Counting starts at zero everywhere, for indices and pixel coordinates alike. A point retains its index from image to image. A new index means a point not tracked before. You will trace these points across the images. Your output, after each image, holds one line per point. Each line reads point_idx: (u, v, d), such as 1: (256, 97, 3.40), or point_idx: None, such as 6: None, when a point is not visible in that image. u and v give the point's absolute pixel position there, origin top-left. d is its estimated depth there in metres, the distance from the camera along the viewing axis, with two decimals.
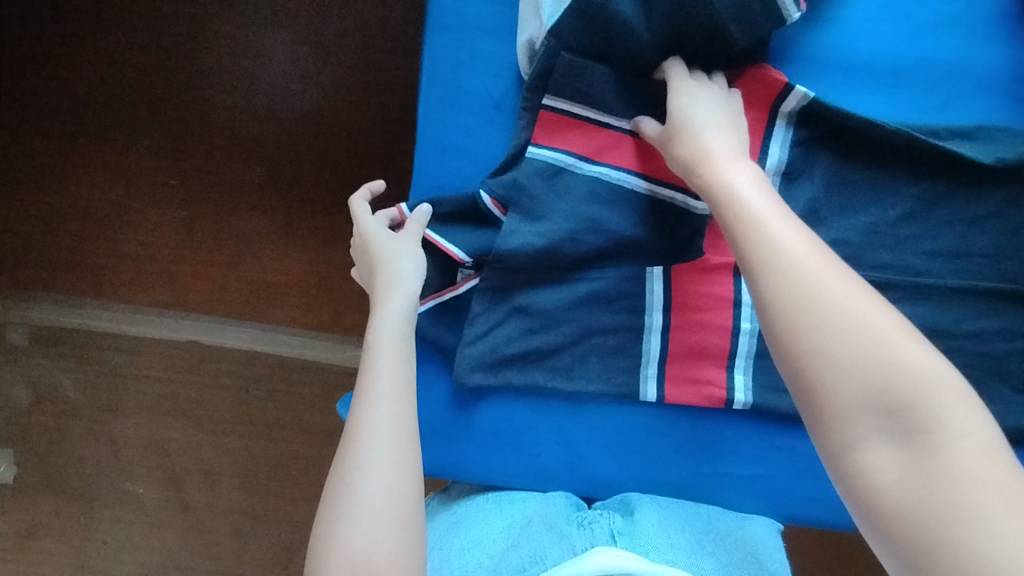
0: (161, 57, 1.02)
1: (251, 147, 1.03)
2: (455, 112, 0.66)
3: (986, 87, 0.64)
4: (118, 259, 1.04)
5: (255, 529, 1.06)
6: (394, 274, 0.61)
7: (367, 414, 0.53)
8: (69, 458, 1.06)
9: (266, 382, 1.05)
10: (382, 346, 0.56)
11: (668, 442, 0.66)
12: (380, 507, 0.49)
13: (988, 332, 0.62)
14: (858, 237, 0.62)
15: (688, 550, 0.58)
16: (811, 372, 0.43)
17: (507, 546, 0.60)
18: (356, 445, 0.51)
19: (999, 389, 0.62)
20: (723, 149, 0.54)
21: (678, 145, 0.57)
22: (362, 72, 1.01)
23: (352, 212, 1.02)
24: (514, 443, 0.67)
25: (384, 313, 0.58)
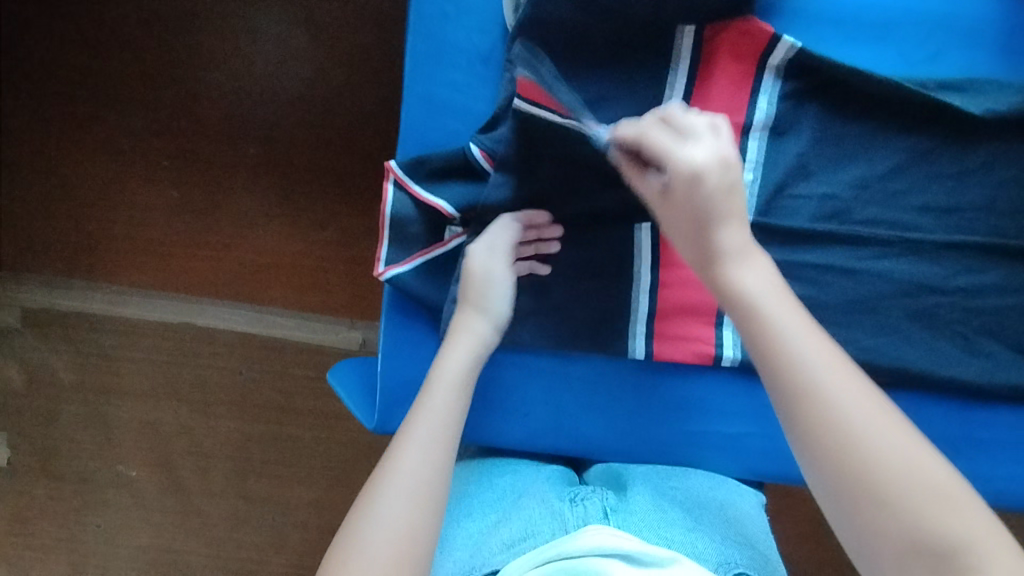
0: (152, 35, 1.02)
1: (243, 125, 1.03)
2: (441, 66, 0.65)
3: (974, 39, 0.64)
4: (112, 241, 1.04)
5: (250, 510, 1.05)
6: (464, 328, 0.60)
7: (404, 452, 0.53)
8: (62, 440, 1.06)
9: (258, 362, 1.05)
10: (437, 395, 0.56)
11: (657, 402, 0.66)
12: (400, 541, 0.48)
13: (981, 287, 0.62)
14: (848, 192, 0.62)
15: (681, 528, 0.58)
16: (855, 510, 0.44)
17: (498, 518, 0.60)
18: (388, 477, 0.51)
19: (989, 344, 0.62)
20: (734, 249, 0.49)
21: (682, 241, 0.51)
22: (351, 43, 1.01)
23: (344, 185, 1.02)
24: (504, 403, 0.67)
25: (443, 361, 0.59)
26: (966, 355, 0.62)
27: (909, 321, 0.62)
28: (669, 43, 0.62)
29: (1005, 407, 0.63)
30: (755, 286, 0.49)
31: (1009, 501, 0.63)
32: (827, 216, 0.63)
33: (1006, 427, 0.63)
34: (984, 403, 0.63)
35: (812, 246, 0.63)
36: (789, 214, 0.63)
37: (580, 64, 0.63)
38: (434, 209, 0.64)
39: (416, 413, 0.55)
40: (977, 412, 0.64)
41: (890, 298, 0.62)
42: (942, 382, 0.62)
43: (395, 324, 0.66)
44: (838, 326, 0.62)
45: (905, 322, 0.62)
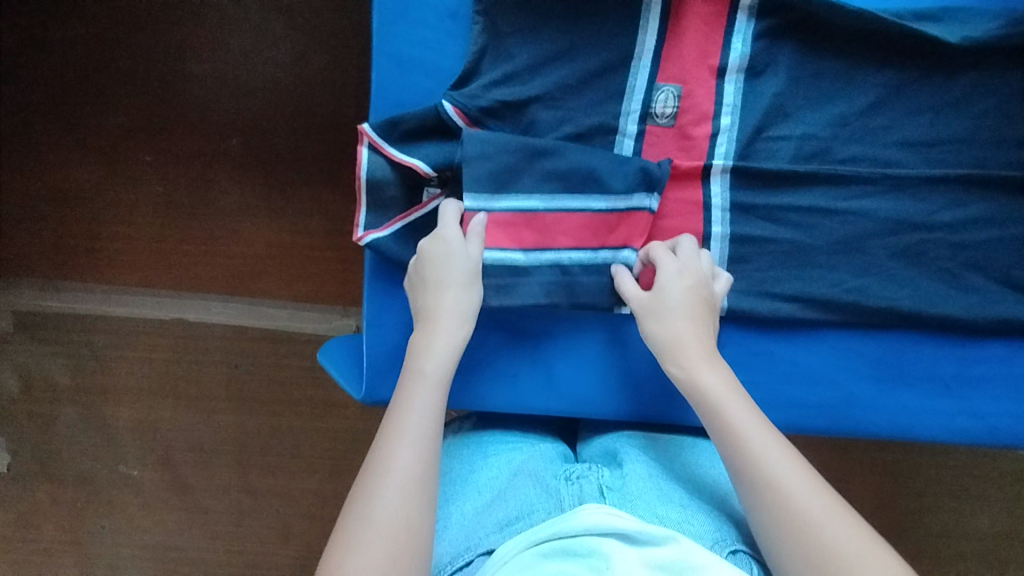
0: (125, 29, 1.01)
1: (223, 113, 1.02)
2: (410, 24, 0.64)
3: None
4: (100, 240, 1.04)
5: (253, 502, 1.05)
6: (448, 308, 0.57)
7: (391, 452, 0.51)
8: (61, 443, 1.06)
9: (252, 352, 1.04)
10: (419, 388, 0.54)
11: (648, 358, 0.66)
12: (393, 541, 0.46)
13: (965, 221, 0.61)
14: (827, 130, 0.62)
15: (677, 504, 0.57)
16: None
17: (493, 499, 0.60)
18: (379, 474, 0.50)
19: (975, 279, 0.62)
20: (699, 342, 0.56)
21: (653, 324, 0.57)
22: (326, 19, 1.00)
23: (327, 165, 1.01)
24: (494, 368, 0.66)
25: (428, 353, 0.55)
26: (953, 291, 0.62)
27: (894, 261, 0.62)
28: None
29: (996, 342, 0.63)
30: (714, 386, 0.54)
31: (1004, 437, 0.63)
32: (807, 156, 0.62)
33: (998, 364, 0.63)
34: (974, 340, 0.63)
35: (793, 188, 0.62)
36: (768, 156, 0.62)
37: (550, 14, 0.62)
38: (411, 170, 0.62)
39: (398, 408, 0.53)
40: (969, 350, 0.63)
41: (875, 238, 0.62)
42: (933, 319, 0.61)
43: (378, 290, 0.65)
44: (822, 268, 0.62)
45: (890, 262, 0.62)
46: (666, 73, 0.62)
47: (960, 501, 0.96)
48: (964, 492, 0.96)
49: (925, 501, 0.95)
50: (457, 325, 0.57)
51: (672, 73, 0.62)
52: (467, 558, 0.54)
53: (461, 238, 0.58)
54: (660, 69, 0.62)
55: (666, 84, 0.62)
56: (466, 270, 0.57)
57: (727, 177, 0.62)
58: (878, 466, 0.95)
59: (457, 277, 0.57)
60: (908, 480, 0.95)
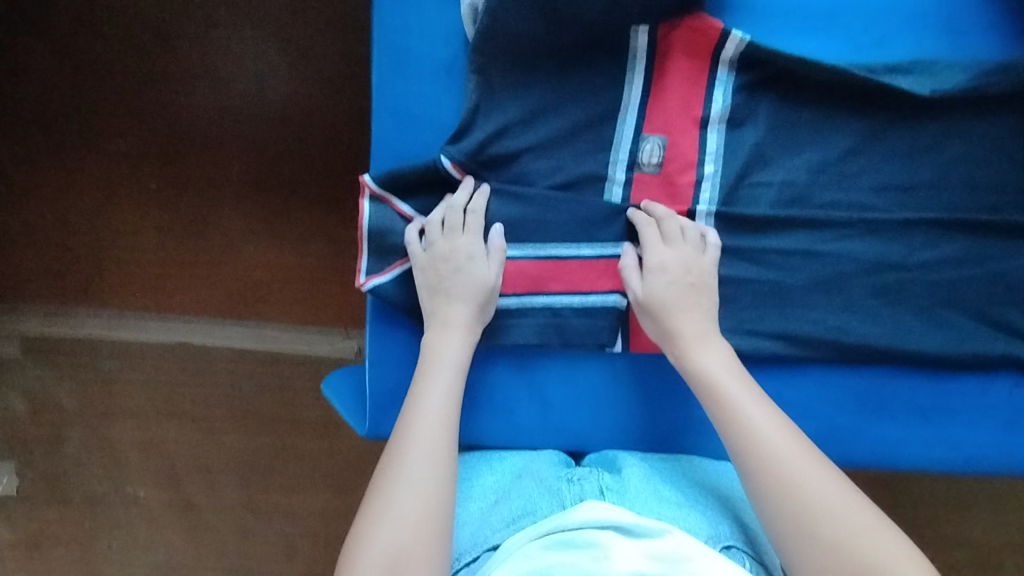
0: (127, 63, 1.03)
1: (226, 144, 1.04)
2: (406, 79, 0.66)
3: (920, 21, 0.65)
4: (105, 265, 1.06)
5: (259, 522, 1.07)
6: (463, 310, 0.62)
7: (415, 427, 0.57)
8: (70, 464, 1.08)
9: (256, 377, 1.06)
10: (436, 374, 0.60)
11: (642, 389, 0.68)
12: (420, 508, 0.52)
13: (939, 261, 0.64)
14: (806, 176, 0.64)
15: (674, 505, 0.60)
16: (804, 550, 0.51)
17: (498, 499, 0.62)
18: (404, 448, 0.55)
19: (950, 315, 0.64)
20: (693, 330, 0.61)
21: (647, 321, 0.62)
22: (320, 57, 1.02)
23: (328, 194, 1.04)
24: (490, 403, 0.68)
25: (443, 347, 0.61)
26: (929, 328, 0.64)
27: (873, 299, 0.64)
28: (625, 42, 0.63)
29: (973, 375, 0.65)
30: (709, 363, 0.59)
31: (983, 467, 0.65)
32: (788, 201, 0.64)
33: (973, 394, 0.65)
34: (950, 373, 0.65)
35: (774, 231, 0.64)
36: (751, 202, 0.65)
37: (540, 70, 0.64)
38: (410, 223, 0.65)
39: (416, 396, 0.59)
40: (947, 382, 0.66)
41: (856, 276, 0.64)
42: (912, 354, 0.64)
43: (379, 330, 0.67)
44: (805, 307, 0.64)
45: (869, 300, 0.64)
46: (652, 123, 0.64)
47: (954, 515, 0.98)
48: (957, 506, 0.98)
49: (918, 515, 0.97)
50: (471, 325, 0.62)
51: (658, 125, 0.64)
52: (473, 553, 0.58)
53: (481, 254, 0.63)
54: (646, 119, 0.64)
55: (652, 135, 0.64)
56: (484, 286, 0.62)
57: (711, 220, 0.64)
58: (870, 480, 0.97)
59: (474, 291, 0.62)
60: (902, 494, 0.97)
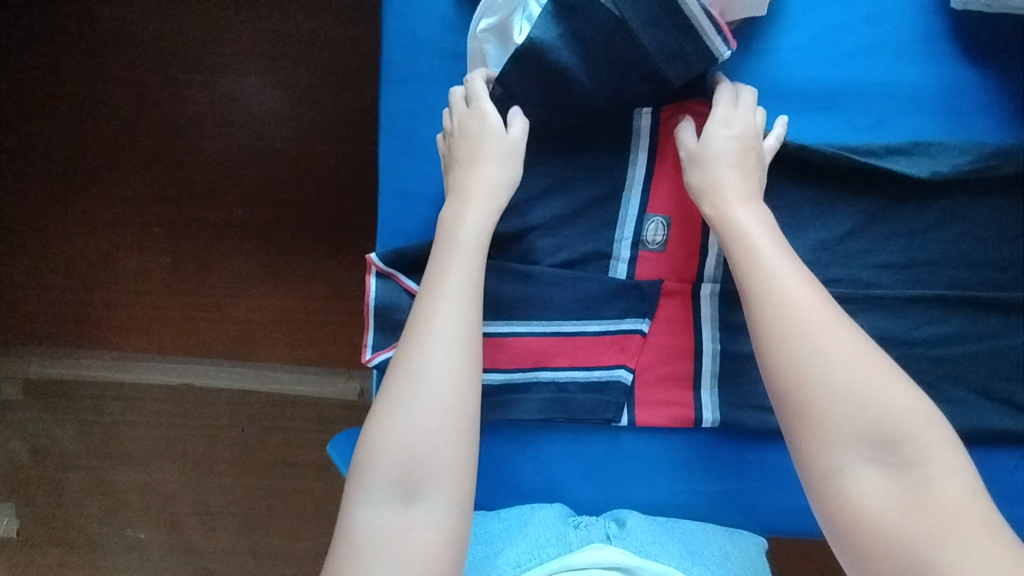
0: (133, 110, 1.04)
1: (231, 191, 1.05)
2: (414, 159, 0.67)
3: (917, 103, 0.66)
4: (108, 308, 1.06)
5: (259, 568, 1.06)
6: (483, 183, 0.59)
7: (430, 312, 0.54)
8: (70, 507, 1.07)
9: (258, 425, 1.06)
10: (452, 250, 0.56)
11: (648, 460, 0.68)
12: (432, 404, 0.51)
13: (941, 337, 0.64)
14: (809, 254, 0.64)
15: (679, 556, 0.59)
16: (828, 417, 0.47)
17: (503, 545, 0.61)
18: (419, 336, 0.53)
19: (955, 390, 0.64)
20: (741, 186, 0.58)
21: (695, 172, 0.60)
22: (324, 113, 1.03)
23: (332, 245, 1.04)
24: (496, 475, 0.68)
25: (461, 224, 0.57)
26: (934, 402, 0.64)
27: None
28: (628, 124, 0.65)
29: (977, 448, 0.66)
30: (749, 218, 0.56)
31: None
32: None
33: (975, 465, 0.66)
34: None
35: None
36: None
37: (545, 153, 0.65)
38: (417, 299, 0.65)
39: (433, 276, 0.55)
40: None
41: None
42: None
43: None
44: None
45: None
46: (654, 204, 0.65)
47: None
48: None
49: None
50: (490, 198, 0.59)
51: (661, 204, 0.65)
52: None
53: (498, 119, 0.60)
54: (648, 200, 0.65)
55: (655, 215, 0.65)
56: (501, 144, 0.60)
57: (716, 296, 0.65)
58: None
59: (491, 152, 0.59)
60: None
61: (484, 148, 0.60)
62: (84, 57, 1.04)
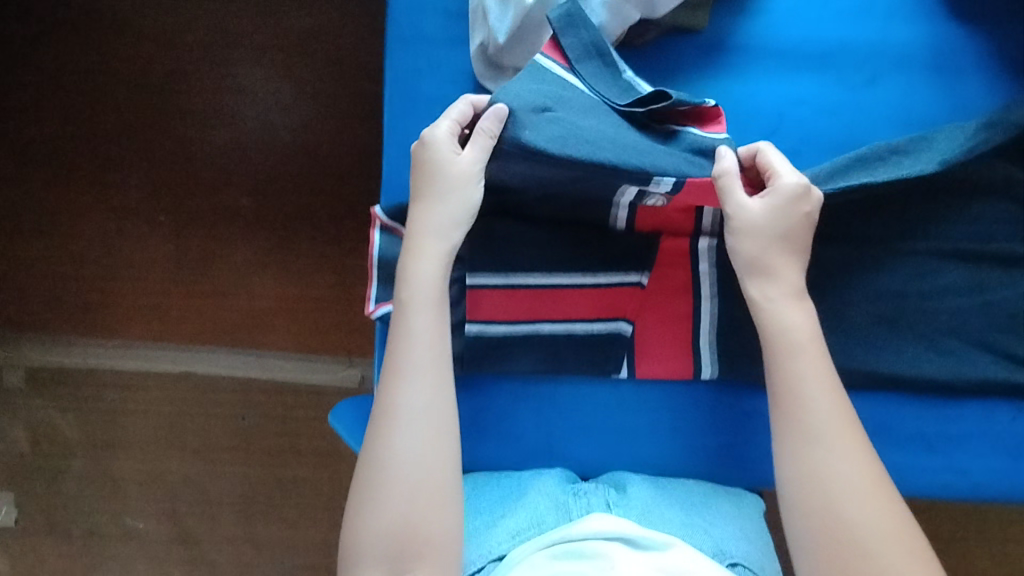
0: (139, 99, 1.06)
1: (235, 178, 1.06)
2: (418, 117, 0.69)
3: (908, 63, 0.68)
4: (111, 296, 1.07)
5: (258, 555, 1.06)
6: (433, 222, 0.60)
7: (400, 389, 0.58)
8: (70, 497, 1.07)
9: (259, 408, 1.06)
10: (416, 312, 0.59)
11: (649, 418, 0.68)
12: (413, 481, 0.56)
13: (938, 289, 0.65)
14: None
15: (679, 522, 0.60)
16: (838, 561, 0.51)
17: (504, 513, 0.62)
18: (393, 412, 0.57)
19: (952, 343, 0.65)
20: (792, 282, 0.58)
21: (744, 241, 0.58)
22: (328, 95, 1.05)
23: (334, 224, 1.05)
24: (497, 427, 0.68)
25: (408, 280, 0.60)
26: (931, 354, 0.65)
27: (876, 327, 0.65)
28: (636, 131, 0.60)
29: (977, 402, 0.66)
30: (796, 323, 0.58)
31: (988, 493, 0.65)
32: None
33: (974, 420, 0.66)
34: (953, 399, 0.66)
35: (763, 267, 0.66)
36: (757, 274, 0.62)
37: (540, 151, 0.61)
38: None
39: (397, 350, 0.59)
40: (951, 406, 0.66)
41: (858, 304, 0.65)
42: (913, 380, 0.65)
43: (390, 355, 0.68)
44: None
45: (871, 328, 0.65)
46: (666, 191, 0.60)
47: (964, 547, 0.96)
48: (970, 536, 0.96)
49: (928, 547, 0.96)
50: (444, 235, 0.60)
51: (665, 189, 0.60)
52: (479, 564, 0.59)
53: (451, 151, 0.60)
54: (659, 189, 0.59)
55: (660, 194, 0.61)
56: (451, 179, 0.60)
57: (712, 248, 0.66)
58: None
59: (437, 188, 0.60)
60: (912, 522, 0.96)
61: (442, 170, 0.60)
62: (93, 48, 1.06)
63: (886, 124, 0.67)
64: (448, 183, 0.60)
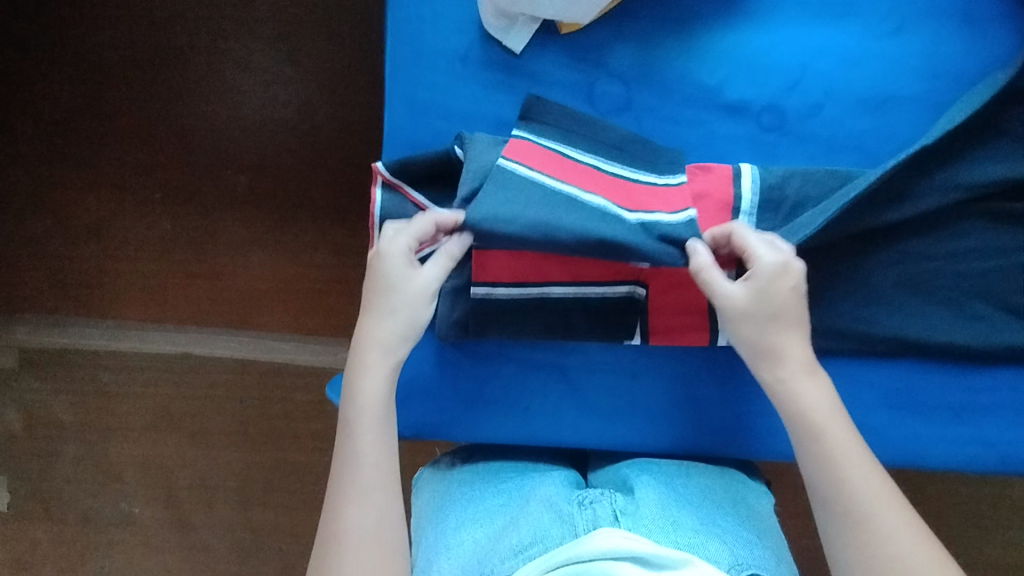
0: (134, 70, 1.03)
1: (232, 153, 1.03)
2: (422, 68, 0.67)
3: (935, 12, 0.66)
4: (106, 275, 1.04)
5: (257, 540, 1.04)
6: (381, 342, 0.59)
7: (347, 509, 0.56)
8: (64, 481, 1.05)
9: (257, 390, 1.04)
10: (364, 427, 0.58)
11: (662, 391, 0.67)
12: None
13: (966, 252, 0.62)
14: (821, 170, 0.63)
15: (693, 531, 0.56)
16: None
17: (505, 525, 0.59)
18: (341, 534, 0.55)
19: (980, 307, 0.63)
20: (800, 357, 0.56)
21: (747, 331, 0.56)
22: (328, 64, 1.02)
23: (335, 197, 1.03)
24: (505, 397, 0.67)
25: (352, 400, 0.58)
26: (958, 319, 0.63)
27: (899, 290, 0.63)
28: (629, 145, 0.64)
29: (1004, 370, 0.64)
30: (812, 407, 0.55)
31: (1015, 464, 0.63)
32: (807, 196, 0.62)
33: (1002, 388, 0.64)
34: (980, 366, 0.64)
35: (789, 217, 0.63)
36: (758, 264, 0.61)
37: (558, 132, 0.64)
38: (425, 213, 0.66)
39: (344, 468, 0.57)
40: (977, 375, 0.64)
41: (881, 266, 0.63)
42: (935, 347, 0.63)
43: None
44: (833, 300, 0.63)
45: (894, 291, 0.63)
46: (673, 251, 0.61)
47: (983, 530, 0.94)
48: (987, 520, 0.94)
49: (945, 533, 0.94)
50: (389, 355, 0.59)
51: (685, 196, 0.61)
52: None
53: (406, 265, 0.59)
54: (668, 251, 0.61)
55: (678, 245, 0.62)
56: (405, 294, 0.59)
57: (756, 175, 0.63)
58: None
59: (389, 305, 0.59)
60: (929, 506, 0.93)
61: (395, 287, 0.59)
62: (86, 17, 1.03)
63: (912, 74, 0.66)
64: (401, 300, 0.59)
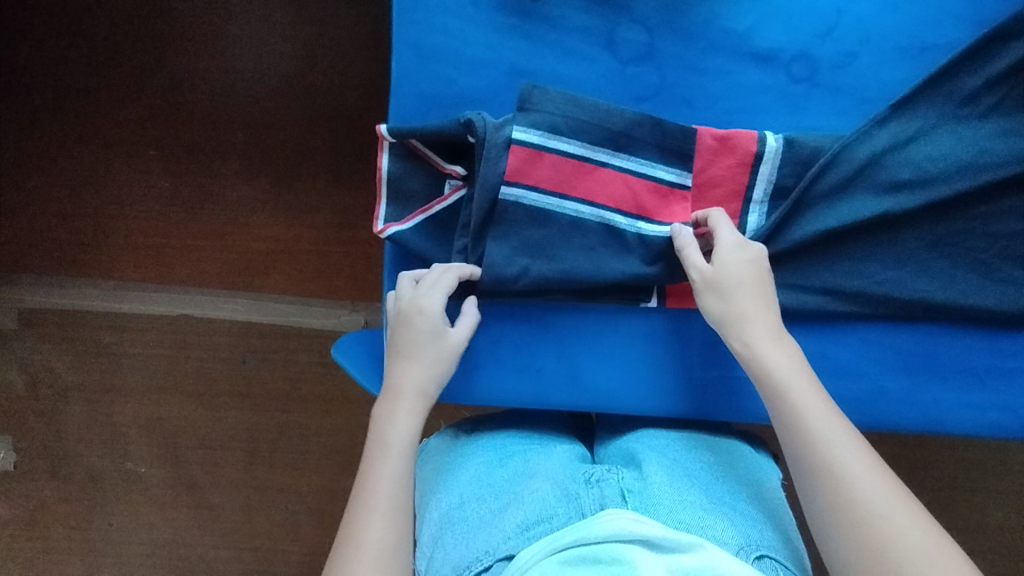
0: (128, 17, 1.00)
1: (231, 108, 1.00)
2: (433, 11, 0.64)
3: None
4: (104, 233, 1.02)
5: (262, 500, 1.04)
6: (413, 385, 0.58)
7: (363, 527, 0.51)
8: (68, 440, 1.05)
9: (260, 352, 1.03)
10: (387, 453, 0.55)
11: (677, 351, 0.65)
12: None
13: (999, 212, 0.60)
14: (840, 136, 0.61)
15: (701, 510, 0.55)
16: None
17: (510, 503, 0.58)
18: (354, 550, 0.50)
19: (1010, 269, 0.61)
20: (766, 323, 0.55)
21: (711, 301, 0.56)
22: (330, 16, 0.98)
23: (337, 156, 1.00)
24: (517, 359, 0.66)
25: (382, 430, 0.56)
26: (987, 283, 0.61)
27: (926, 252, 0.61)
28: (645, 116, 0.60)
29: None
30: (784, 366, 0.53)
31: None
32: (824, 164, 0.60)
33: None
34: (1003, 331, 0.63)
35: None
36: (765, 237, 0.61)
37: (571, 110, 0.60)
38: (438, 168, 0.64)
39: (363, 490, 0.53)
40: (1000, 340, 0.63)
41: (907, 226, 0.61)
42: (957, 309, 0.61)
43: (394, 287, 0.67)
44: (855, 261, 0.62)
45: (920, 253, 0.61)
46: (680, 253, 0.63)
47: (987, 497, 0.94)
48: (992, 488, 0.94)
49: (949, 499, 0.94)
50: (421, 399, 0.58)
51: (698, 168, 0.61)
52: (487, 562, 0.53)
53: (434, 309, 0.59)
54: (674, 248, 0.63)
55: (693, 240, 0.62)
56: (434, 346, 0.59)
57: (779, 147, 0.60)
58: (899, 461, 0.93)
59: (419, 352, 0.59)
60: (933, 472, 0.94)
61: (425, 336, 0.59)
62: None
63: (953, 21, 0.63)
64: (434, 349, 0.59)
